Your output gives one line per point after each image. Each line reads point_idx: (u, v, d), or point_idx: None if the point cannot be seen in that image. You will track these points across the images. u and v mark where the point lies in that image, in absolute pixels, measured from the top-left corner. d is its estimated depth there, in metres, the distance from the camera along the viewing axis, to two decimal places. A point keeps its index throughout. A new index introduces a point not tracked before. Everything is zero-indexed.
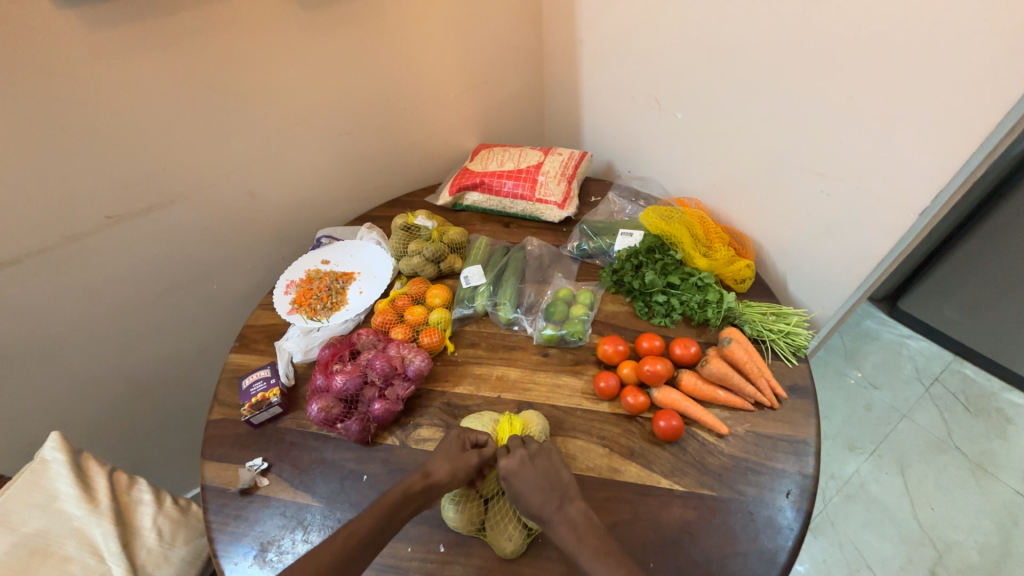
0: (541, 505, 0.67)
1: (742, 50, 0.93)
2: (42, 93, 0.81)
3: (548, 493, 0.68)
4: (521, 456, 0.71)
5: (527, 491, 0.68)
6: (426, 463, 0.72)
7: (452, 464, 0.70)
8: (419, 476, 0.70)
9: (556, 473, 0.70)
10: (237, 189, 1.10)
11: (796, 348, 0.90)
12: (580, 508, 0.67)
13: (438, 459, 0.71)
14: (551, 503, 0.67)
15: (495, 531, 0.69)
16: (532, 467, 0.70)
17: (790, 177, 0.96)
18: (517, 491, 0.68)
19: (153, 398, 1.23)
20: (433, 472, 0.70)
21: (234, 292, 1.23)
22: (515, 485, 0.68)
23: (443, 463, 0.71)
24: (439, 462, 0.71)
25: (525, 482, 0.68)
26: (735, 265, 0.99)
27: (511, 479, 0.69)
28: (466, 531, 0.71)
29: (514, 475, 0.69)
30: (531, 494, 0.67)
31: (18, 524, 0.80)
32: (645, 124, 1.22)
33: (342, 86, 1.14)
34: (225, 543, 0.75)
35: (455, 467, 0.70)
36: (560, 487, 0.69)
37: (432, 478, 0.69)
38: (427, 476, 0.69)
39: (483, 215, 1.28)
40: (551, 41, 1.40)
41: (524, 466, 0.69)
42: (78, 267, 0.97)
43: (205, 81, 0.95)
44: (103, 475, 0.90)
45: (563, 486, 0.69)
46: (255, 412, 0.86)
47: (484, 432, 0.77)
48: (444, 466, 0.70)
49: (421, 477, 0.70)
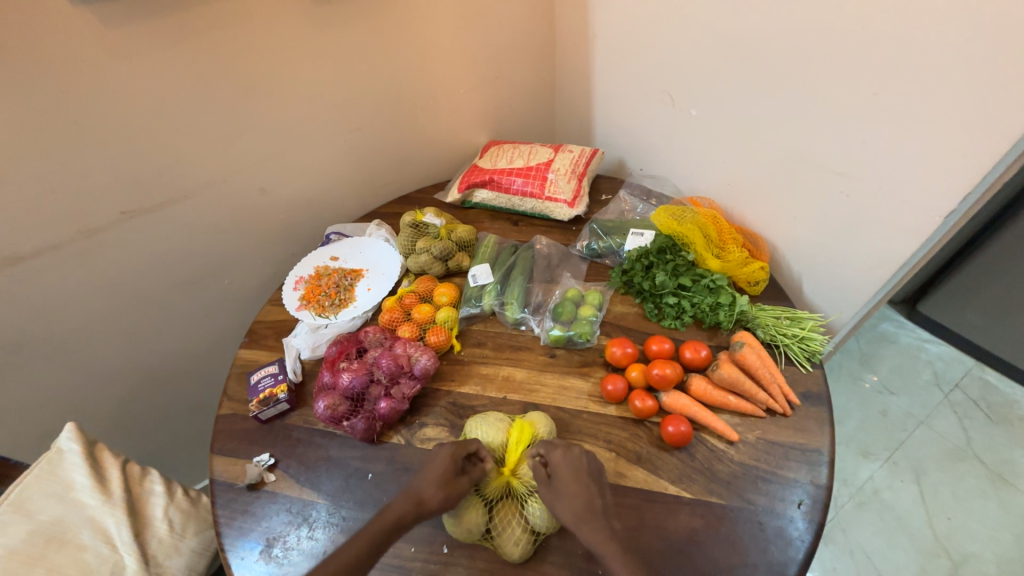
0: (583, 502, 0.66)
1: (760, 42, 0.90)
2: (56, 90, 0.81)
3: (591, 494, 0.67)
4: (579, 454, 0.72)
5: (569, 485, 0.68)
6: (416, 486, 0.70)
7: (444, 492, 0.68)
8: (412, 502, 0.68)
9: (600, 478, 0.71)
10: (248, 185, 1.10)
11: (810, 353, 0.87)
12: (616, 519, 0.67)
13: (430, 485, 0.69)
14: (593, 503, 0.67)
15: (500, 535, 0.68)
16: (581, 465, 0.71)
17: (807, 177, 0.94)
18: (558, 487, 0.68)
19: (166, 391, 1.25)
20: (424, 498, 0.68)
21: (245, 287, 1.24)
22: (562, 479, 0.69)
23: (433, 488, 0.68)
24: (430, 488, 0.69)
25: (575, 483, 0.68)
26: (748, 267, 0.96)
27: (559, 472, 0.70)
28: (468, 538, 0.69)
29: (564, 468, 0.70)
30: (574, 492, 0.67)
31: (35, 512, 0.82)
32: (658, 120, 1.20)
33: (351, 82, 1.13)
34: (231, 538, 0.76)
35: (447, 497, 0.68)
36: (602, 496, 0.68)
37: (424, 505, 0.68)
38: (418, 501, 0.68)
39: (491, 212, 1.27)
40: (564, 35, 1.37)
41: (580, 463, 0.71)
42: (93, 261, 0.98)
43: (214, 77, 0.95)
44: (117, 465, 0.92)
45: (604, 494, 0.69)
46: (263, 408, 0.87)
47: (479, 442, 0.75)
48: (434, 493, 0.68)
49: (413, 504, 0.68)
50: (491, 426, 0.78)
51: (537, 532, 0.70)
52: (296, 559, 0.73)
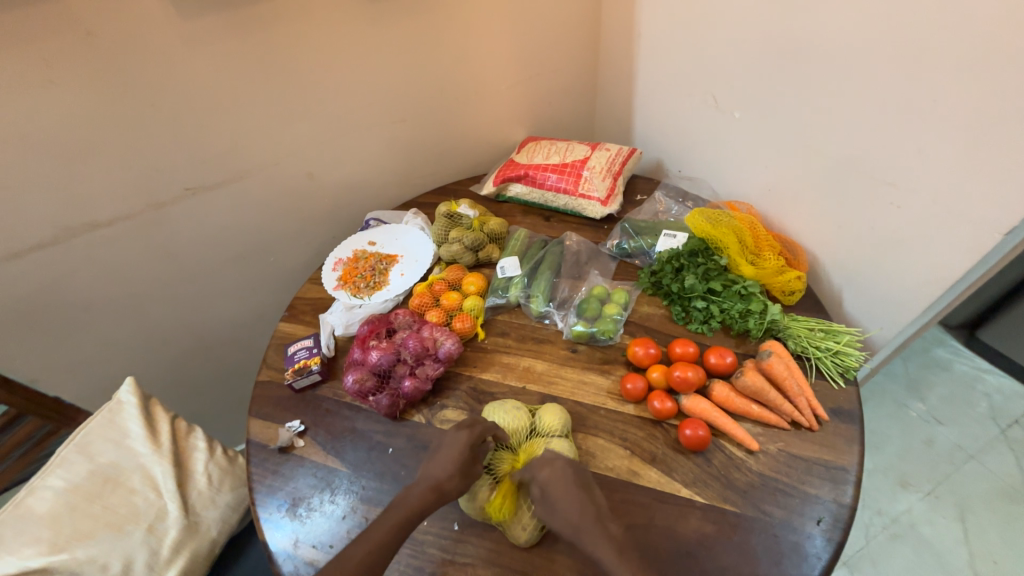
0: (578, 515, 0.65)
1: (812, 44, 0.87)
2: (138, 74, 0.90)
3: (586, 503, 0.67)
4: (561, 465, 0.71)
5: (561, 501, 0.67)
6: (428, 470, 0.72)
7: (457, 469, 0.71)
8: (431, 487, 0.70)
9: (590, 485, 0.70)
10: (297, 170, 1.17)
11: (845, 368, 0.83)
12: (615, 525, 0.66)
13: (447, 468, 0.71)
14: (589, 513, 0.66)
15: (508, 519, 0.70)
16: (565, 476, 0.70)
17: (854, 186, 0.90)
18: (552, 503, 0.67)
19: (213, 357, 1.35)
20: (439, 480, 0.70)
21: (288, 265, 1.32)
22: (554, 494, 0.68)
23: (447, 469, 0.71)
24: (443, 469, 0.71)
25: (568, 495, 0.67)
26: (784, 275, 0.93)
27: (549, 488, 0.68)
28: (479, 516, 0.72)
29: (555, 485, 0.69)
30: (568, 503, 0.66)
31: (96, 454, 0.91)
32: (699, 122, 1.18)
33: (398, 75, 1.17)
34: (262, 494, 0.82)
35: (461, 472, 0.71)
36: (595, 503, 0.67)
37: (441, 487, 0.70)
38: (434, 485, 0.70)
39: (525, 207, 1.28)
40: (609, 33, 1.37)
41: (566, 477, 0.70)
42: (158, 232, 1.08)
43: (273, 67, 1.02)
44: (167, 419, 1.00)
45: (599, 502, 0.68)
46: (297, 377, 0.93)
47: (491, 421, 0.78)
48: (448, 473, 0.71)
49: (432, 488, 0.70)
50: (510, 411, 0.80)
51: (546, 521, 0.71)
52: (317, 520, 0.77)
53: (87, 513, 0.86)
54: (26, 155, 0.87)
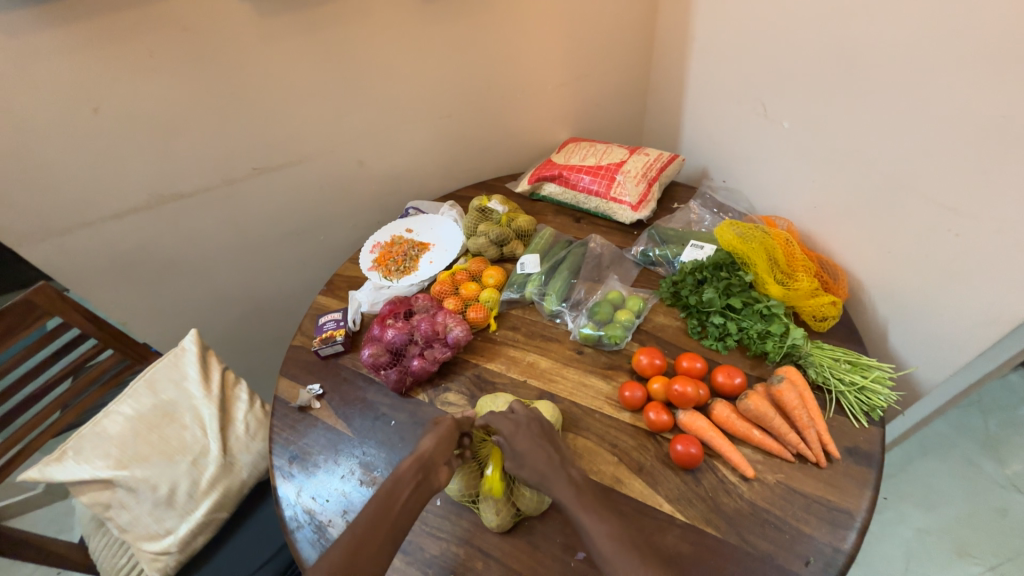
0: (546, 465, 0.70)
1: (871, 51, 0.80)
2: (221, 65, 1.02)
3: (551, 455, 0.72)
4: (518, 418, 0.75)
5: (530, 454, 0.71)
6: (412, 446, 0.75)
7: (434, 435, 0.75)
8: (410, 456, 0.74)
9: (554, 435, 0.75)
10: (349, 157, 1.27)
11: (870, 407, 0.77)
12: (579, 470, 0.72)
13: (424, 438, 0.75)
14: (554, 461, 0.71)
15: (483, 504, 0.72)
16: (528, 431, 0.74)
17: (910, 208, 0.81)
18: (520, 455, 0.71)
19: (266, 320, 1.51)
20: (420, 449, 0.74)
21: (335, 244, 1.43)
22: (521, 449, 0.71)
23: (427, 439, 0.75)
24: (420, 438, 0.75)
25: (533, 448, 0.71)
26: (817, 299, 0.87)
27: (514, 441, 0.72)
28: (459, 498, 0.75)
29: (524, 440, 0.72)
30: (535, 455, 0.71)
31: (160, 390, 1.06)
32: (746, 130, 1.12)
33: (448, 72, 1.23)
34: (278, 444, 0.90)
35: (438, 438, 0.75)
36: (559, 452, 0.73)
37: (420, 454, 0.73)
38: (415, 454, 0.73)
39: (557, 207, 1.29)
40: (664, 36, 1.33)
41: (532, 430, 0.74)
42: (228, 205, 1.22)
43: (336, 63, 1.11)
44: (219, 369, 1.14)
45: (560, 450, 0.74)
46: (323, 345, 1.01)
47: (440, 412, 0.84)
48: (426, 441, 0.75)
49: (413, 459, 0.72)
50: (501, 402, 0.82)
51: (520, 511, 0.73)
52: (320, 475, 0.84)
53: (147, 440, 1.00)
54: (129, 132, 1.02)
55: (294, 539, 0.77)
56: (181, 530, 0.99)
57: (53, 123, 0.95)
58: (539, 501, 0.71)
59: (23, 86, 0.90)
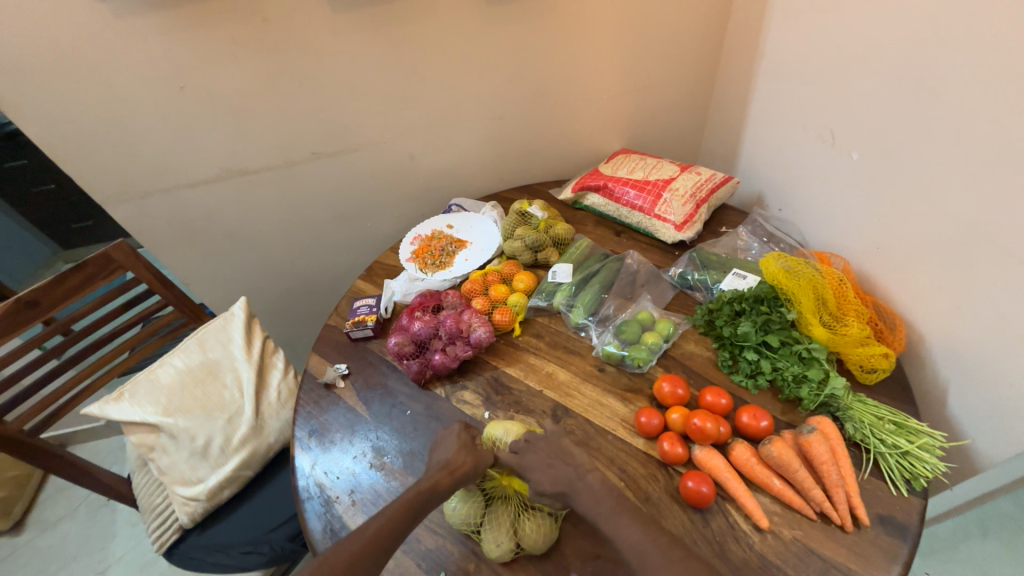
0: (564, 480, 0.70)
1: (964, 85, 0.72)
2: (290, 54, 1.08)
3: (563, 469, 0.72)
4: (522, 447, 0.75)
5: (541, 476, 0.71)
6: (444, 458, 0.75)
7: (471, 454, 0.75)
8: (445, 471, 0.72)
9: (566, 451, 0.74)
10: (401, 150, 1.31)
11: (912, 475, 0.70)
12: (599, 476, 0.71)
13: (457, 454, 0.75)
14: (570, 475, 0.71)
15: (486, 534, 0.70)
16: (537, 453, 0.74)
17: (987, 262, 0.73)
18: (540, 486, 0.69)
19: (310, 295, 1.60)
20: (455, 464, 0.73)
21: (380, 231, 1.49)
22: (533, 478, 0.71)
23: (463, 457, 0.74)
24: (456, 454, 0.75)
25: (541, 468, 0.72)
26: (866, 349, 0.80)
27: (528, 473, 0.71)
28: (458, 526, 0.72)
29: (532, 465, 0.72)
30: (547, 478, 0.70)
31: (208, 350, 1.15)
32: (810, 157, 1.05)
33: (503, 73, 1.24)
34: (301, 417, 0.95)
35: (473, 457, 0.74)
36: (573, 464, 0.73)
37: (455, 472, 0.72)
38: (451, 469, 0.72)
39: (599, 217, 1.27)
40: (733, 50, 1.27)
41: (537, 455, 0.73)
42: (285, 184, 1.30)
43: (397, 58, 1.15)
44: (261, 337, 1.22)
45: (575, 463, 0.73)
46: (354, 328, 1.06)
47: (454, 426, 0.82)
48: (463, 458, 0.74)
49: (445, 472, 0.72)
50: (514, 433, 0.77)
51: (520, 547, 0.70)
52: (335, 452, 0.88)
53: (191, 393, 1.09)
54: (205, 111, 1.11)
55: (303, 509, 0.81)
56: (210, 481, 1.06)
57: (145, 98, 1.05)
58: (544, 543, 0.69)
59: (123, 64, 1.00)
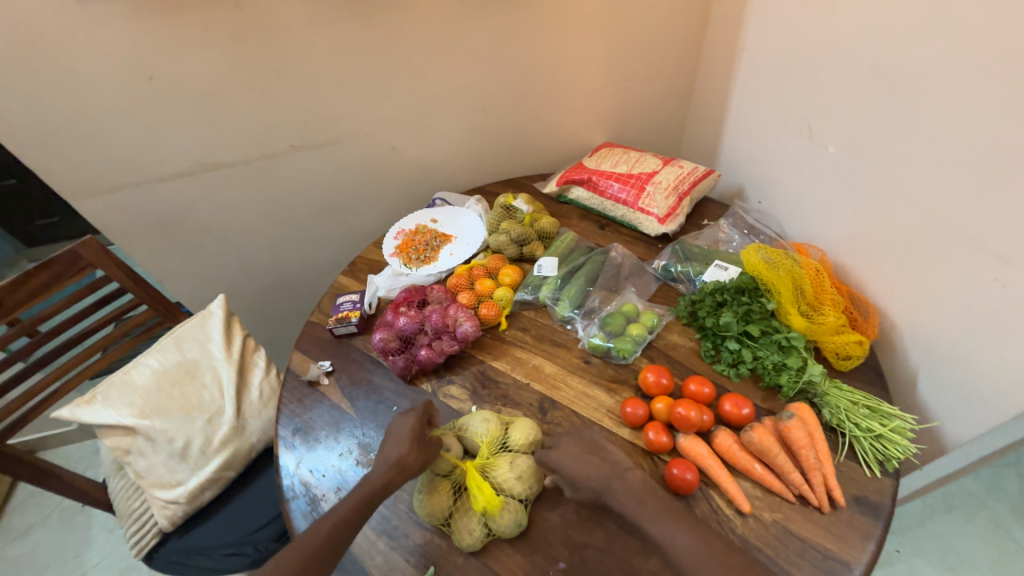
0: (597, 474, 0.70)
1: (932, 81, 0.74)
2: (266, 43, 1.05)
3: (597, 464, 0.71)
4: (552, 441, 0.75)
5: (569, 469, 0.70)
6: (396, 450, 0.74)
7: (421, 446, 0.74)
8: (396, 469, 0.72)
9: (601, 447, 0.74)
10: (383, 143, 1.29)
11: (885, 457, 0.73)
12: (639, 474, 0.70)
13: (406, 447, 0.74)
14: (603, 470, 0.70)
15: (457, 523, 0.71)
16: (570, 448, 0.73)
17: (955, 253, 0.76)
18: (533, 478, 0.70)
19: (291, 292, 1.57)
20: (406, 461, 0.72)
21: (362, 226, 1.47)
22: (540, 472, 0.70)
23: (413, 451, 0.73)
24: (405, 447, 0.74)
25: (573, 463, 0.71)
26: (842, 337, 0.83)
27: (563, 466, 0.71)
28: (429, 518, 0.72)
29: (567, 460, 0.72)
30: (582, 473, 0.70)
31: (186, 350, 1.11)
32: (788, 150, 1.07)
33: (486, 65, 1.23)
34: (285, 416, 0.93)
35: (424, 450, 0.74)
36: (610, 459, 0.72)
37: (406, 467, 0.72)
38: (402, 466, 0.72)
39: (583, 211, 1.28)
40: (713, 44, 1.28)
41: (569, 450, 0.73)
42: (263, 178, 1.26)
43: (377, 48, 1.12)
44: (240, 335, 1.18)
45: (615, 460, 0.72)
46: (338, 324, 1.04)
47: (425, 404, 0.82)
48: (413, 452, 0.73)
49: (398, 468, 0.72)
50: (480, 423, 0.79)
51: (492, 533, 0.71)
52: (320, 450, 0.87)
53: (169, 393, 1.05)
54: (176, 101, 1.07)
55: (288, 508, 0.80)
56: (190, 483, 1.04)
57: (112, 87, 1.01)
58: (515, 524, 0.70)
59: (86, 51, 0.95)
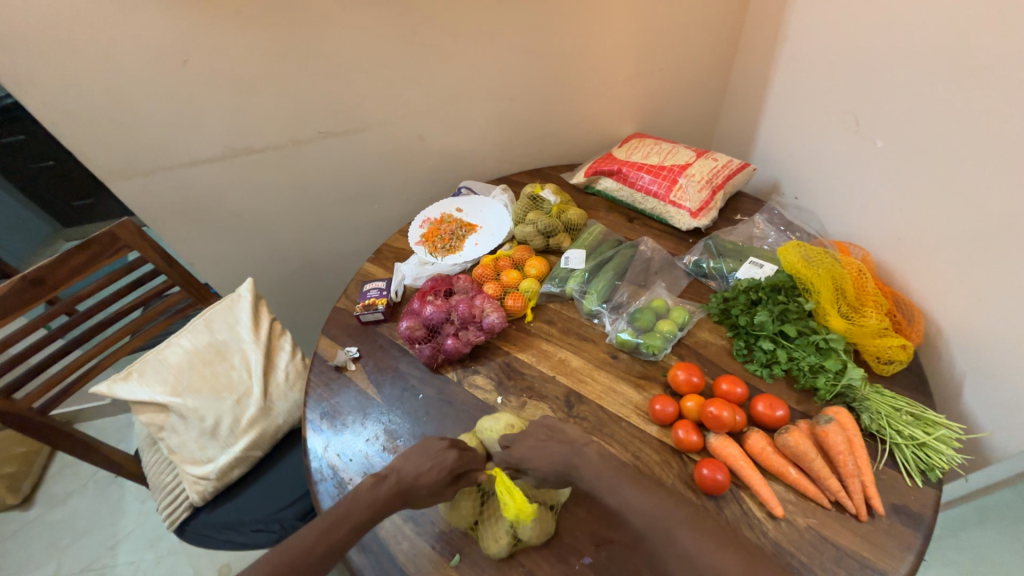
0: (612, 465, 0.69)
1: (997, 73, 0.70)
2: (297, 28, 1.04)
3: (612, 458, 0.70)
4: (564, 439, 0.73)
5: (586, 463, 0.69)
6: (409, 469, 0.71)
7: (430, 465, 0.71)
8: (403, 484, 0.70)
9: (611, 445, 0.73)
10: (410, 131, 1.28)
11: (928, 466, 0.70)
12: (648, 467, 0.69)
13: (412, 466, 0.71)
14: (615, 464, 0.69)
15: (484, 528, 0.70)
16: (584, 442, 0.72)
17: (1013, 256, 0.72)
18: (562, 470, 0.69)
19: (317, 278, 1.59)
20: (409, 475, 0.70)
21: (387, 213, 1.47)
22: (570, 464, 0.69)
23: (415, 472, 0.70)
24: (414, 466, 0.71)
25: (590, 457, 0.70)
26: (883, 340, 0.80)
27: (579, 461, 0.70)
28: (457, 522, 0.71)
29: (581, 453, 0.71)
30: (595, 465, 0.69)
31: (216, 331, 1.14)
32: (831, 144, 1.02)
33: (516, 52, 1.20)
34: (312, 399, 0.94)
35: (430, 471, 0.70)
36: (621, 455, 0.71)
37: (407, 481, 0.70)
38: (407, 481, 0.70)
39: (611, 203, 1.25)
40: (753, 31, 1.23)
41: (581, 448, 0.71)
42: (292, 164, 1.27)
43: (406, 34, 1.11)
44: (267, 319, 1.20)
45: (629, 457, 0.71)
46: (365, 311, 1.05)
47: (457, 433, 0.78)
48: (420, 470, 0.70)
49: (408, 485, 0.70)
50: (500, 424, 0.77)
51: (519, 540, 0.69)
52: (347, 434, 0.88)
53: (200, 373, 1.08)
54: (209, 86, 1.08)
55: (316, 490, 0.81)
56: (220, 460, 1.07)
57: (147, 72, 1.02)
58: (543, 533, 0.69)
59: (123, 36, 0.96)
